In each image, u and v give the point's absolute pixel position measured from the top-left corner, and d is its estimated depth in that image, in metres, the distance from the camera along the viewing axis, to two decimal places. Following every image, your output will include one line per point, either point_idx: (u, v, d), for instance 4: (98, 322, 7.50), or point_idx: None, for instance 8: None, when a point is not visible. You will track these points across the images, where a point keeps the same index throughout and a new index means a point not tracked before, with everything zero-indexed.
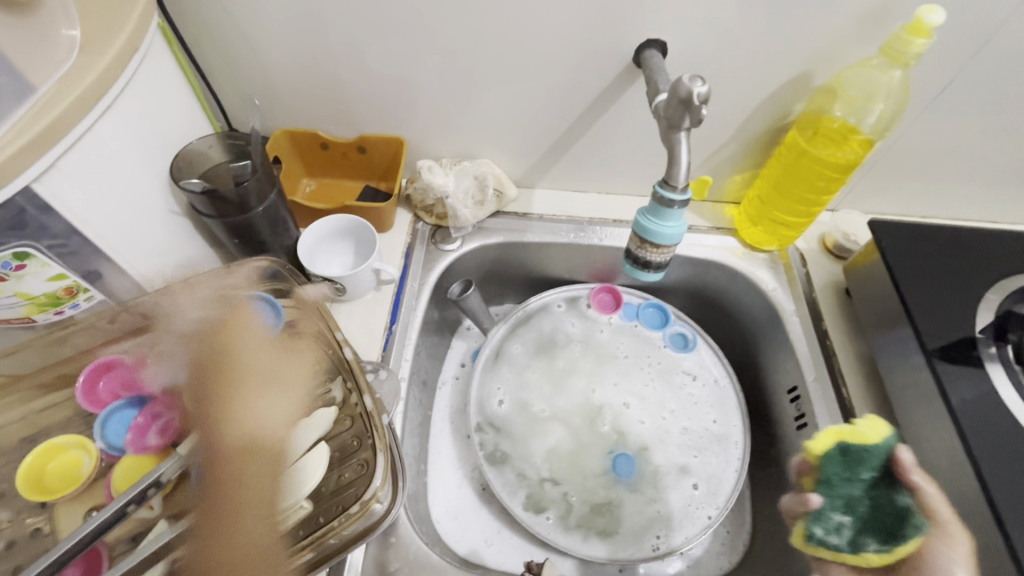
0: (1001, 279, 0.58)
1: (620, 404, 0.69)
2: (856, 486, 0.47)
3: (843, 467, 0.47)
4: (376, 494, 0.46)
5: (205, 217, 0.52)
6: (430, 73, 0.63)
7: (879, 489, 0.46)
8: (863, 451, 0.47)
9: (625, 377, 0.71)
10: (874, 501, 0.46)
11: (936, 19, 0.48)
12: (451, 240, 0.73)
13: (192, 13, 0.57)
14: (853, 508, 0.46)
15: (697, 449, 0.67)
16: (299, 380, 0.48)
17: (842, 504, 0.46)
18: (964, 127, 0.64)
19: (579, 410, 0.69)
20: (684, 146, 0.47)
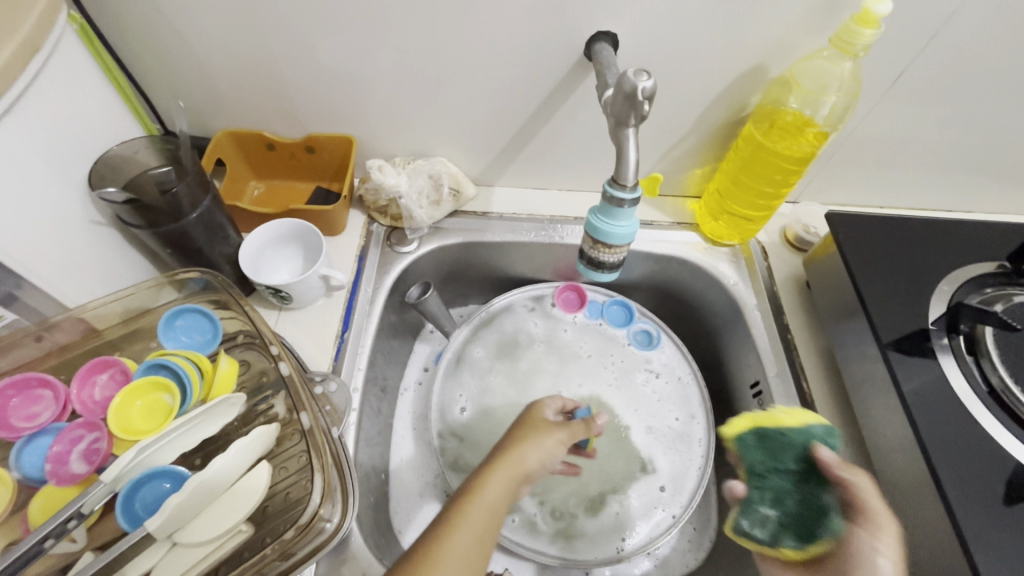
0: (954, 269, 0.59)
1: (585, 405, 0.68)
2: (784, 479, 0.47)
3: (763, 456, 0.49)
4: (319, 513, 0.43)
5: (131, 228, 0.49)
6: (376, 68, 0.61)
7: (807, 483, 0.47)
8: (782, 439, 0.48)
9: (590, 377, 0.70)
10: (803, 497, 0.46)
11: (883, 8, 0.48)
12: (407, 242, 0.70)
13: (115, 7, 0.54)
14: (780, 501, 0.47)
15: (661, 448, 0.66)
16: (238, 396, 0.46)
17: (771, 497, 0.47)
18: (917, 117, 0.64)
19: None
20: (632, 142, 0.46)
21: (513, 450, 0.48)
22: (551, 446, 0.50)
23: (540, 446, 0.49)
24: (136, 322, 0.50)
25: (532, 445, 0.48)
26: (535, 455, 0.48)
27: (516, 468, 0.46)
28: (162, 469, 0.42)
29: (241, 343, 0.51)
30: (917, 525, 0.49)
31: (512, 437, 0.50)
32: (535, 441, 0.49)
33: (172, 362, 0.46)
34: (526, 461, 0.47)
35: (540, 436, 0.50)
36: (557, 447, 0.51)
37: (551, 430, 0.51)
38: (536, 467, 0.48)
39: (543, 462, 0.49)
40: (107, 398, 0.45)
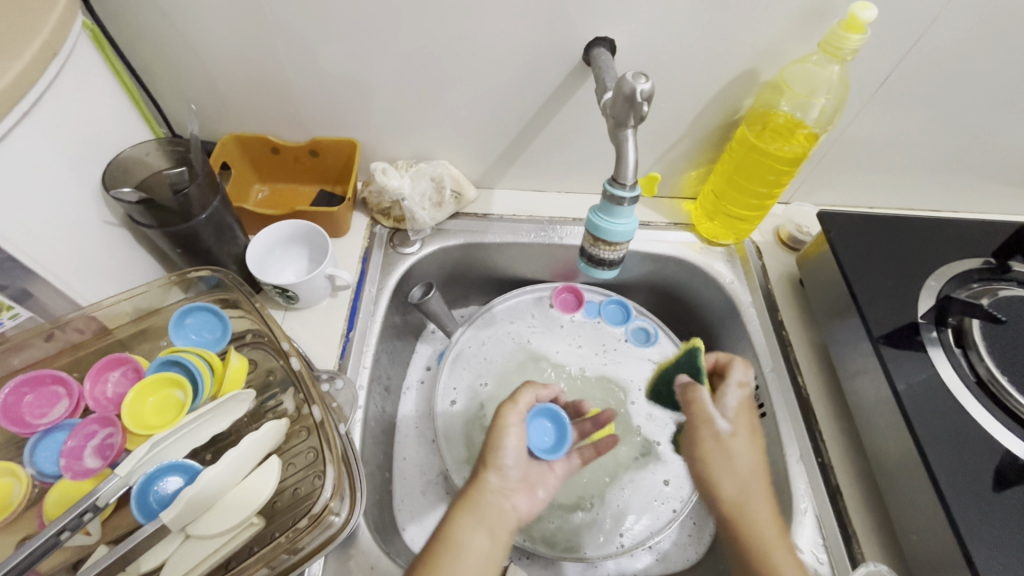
0: (941, 266, 0.61)
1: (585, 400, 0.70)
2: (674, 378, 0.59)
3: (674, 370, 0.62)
4: (328, 506, 0.44)
5: (142, 227, 0.50)
6: (380, 72, 0.62)
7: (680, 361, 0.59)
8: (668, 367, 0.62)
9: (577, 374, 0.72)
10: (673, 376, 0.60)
11: (869, 14, 0.50)
12: (409, 243, 0.72)
13: (124, 14, 0.55)
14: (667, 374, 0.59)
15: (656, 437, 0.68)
16: (248, 392, 0.47)
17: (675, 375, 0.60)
18: (903, 119, 0.66)
19: None
20: (631, 143, 0.47)
21: (479, 478, 0.52)
22: (509, 440, 0.53)
23: (495, 460, 0.53)
24: (145, 321, 0.50)
25: (488, 466, 0.52)
26: (497, 477, 0.52)
27: (484, 494, 0.51)
28: (175, 462, 0.43)
29: (250, 341, 0.52)
30: (911, 511, 0.50)
31: (479, 454, 0.54)
32: (498, 448, 0.53)
33: (183, 359, 0.47)
34: (489, 483, 0.52)
35: (497, 441, 0.53)
36: (514, 434, 0.54)
37: (507, 424, 0.54)
38: (503, 483, 0.52)
39: (506, 471, 0.53)
40: (119, 395, 0.46)
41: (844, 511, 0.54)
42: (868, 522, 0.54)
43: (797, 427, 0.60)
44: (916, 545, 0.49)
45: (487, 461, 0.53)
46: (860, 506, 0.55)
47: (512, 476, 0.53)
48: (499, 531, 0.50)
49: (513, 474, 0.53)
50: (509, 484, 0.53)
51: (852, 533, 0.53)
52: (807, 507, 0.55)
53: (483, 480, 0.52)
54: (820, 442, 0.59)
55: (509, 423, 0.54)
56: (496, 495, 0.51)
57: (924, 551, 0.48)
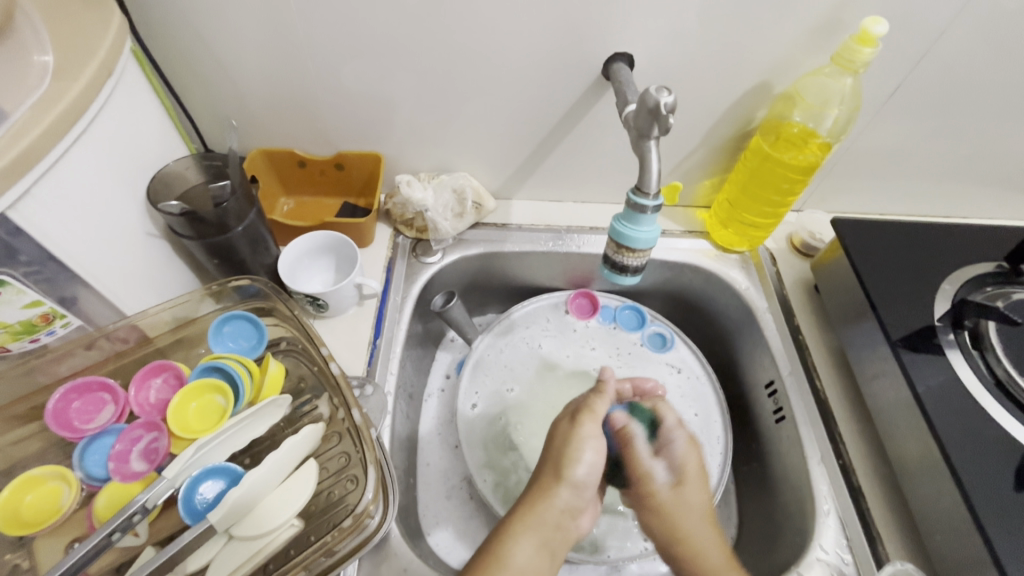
0: (955, 270, 0.62)
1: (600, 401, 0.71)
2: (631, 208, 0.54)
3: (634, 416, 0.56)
4: (368, 508, 0.45)
5: (182, 239, 0.52)
6: (405, 89, 0.64)
7: None
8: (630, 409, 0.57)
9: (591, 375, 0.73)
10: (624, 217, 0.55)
11: (880, 29, 0.52)
12: (431, 253, 0.73)
13: (164, 35, 0.58)
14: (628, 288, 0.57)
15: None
16: (285, 398, 0.48)
17: None
18: (913, 127, 0.68)
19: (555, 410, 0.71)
20: (654, 154, 0.49)
21: (550, 492, 0.48)
22: (586, 453, 0.50)
23: (568, 474, 0.49)
24: (184, 329, 0.52)
25: (561, 480, 0.49)
26: (569, 492, 0.49)
27: (548, 512, 0.48)
28: (218, 466, 0.44)
29: (285, 348, 0.54)
30: (933, 511, 0.51)
31: (544, 470, 0.50)
32: (571, 462, 0.49)
33: (223, 365, 0.48)
34: (557, 503, 0.48)
35: (572, 453, 0.50)
36: (592, 448, 0.50)
37: (584, 436, 0.50)
38: (571, 500, 0.49)
39: (579, 486, 0.49)
40: (162, 400, 0.47)
41: (866, 511, 0.55)
42: (891, 523, 0.55)
43: (817, 429, 0.61)
44: (941, 544, 0.50)
45: (554, 471, 0.49)
46: (882, 507, 0.55)
47: (585, 490, 0.50)
48: (556, 550, 0.48)
49: (585, 490, 0.50)
50: (577, 502, 0.50)
51: (875, 534, 0.54)
52: (829, 509, 0.56)
53: (554, 496, 0.48)
54: (839, 444, 0.60)
55: (586, 437, 0.50)
56: (560, 514, 0.48)
57: (948, 550, 0.49)
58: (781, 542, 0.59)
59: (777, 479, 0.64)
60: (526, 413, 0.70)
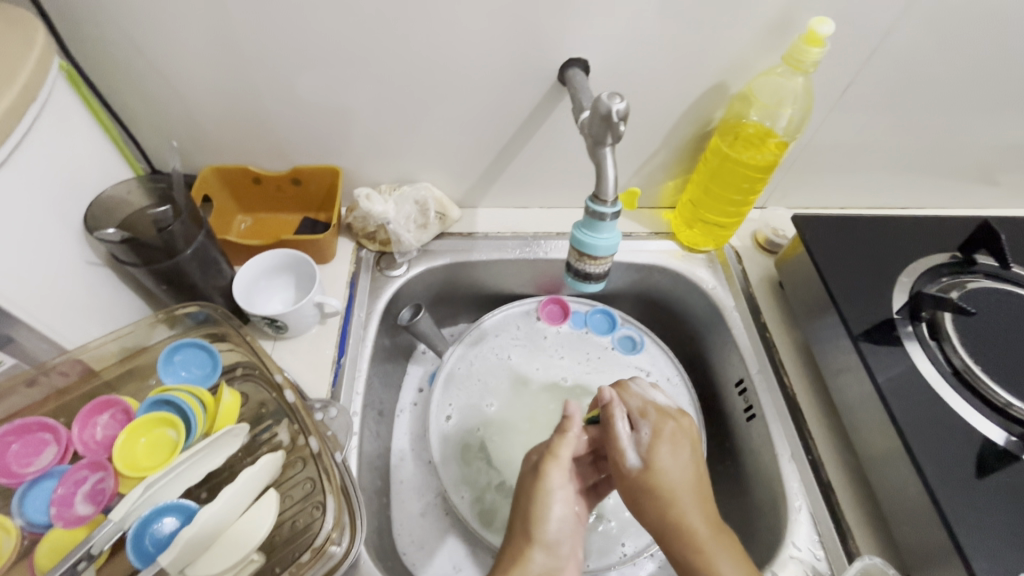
0: (912, 262, 0.63)
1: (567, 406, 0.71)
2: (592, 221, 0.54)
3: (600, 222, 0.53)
4: (330, 537, 0.45)
5: (126, 265, 0.50)
6: (359, 100, 0.63)
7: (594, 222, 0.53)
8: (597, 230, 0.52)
9: (559, 384, 0.72)
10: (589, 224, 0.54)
11: (827, 28, 0.52)
12: (396, 266, 0.72)
13: (101, 52, 0.55)
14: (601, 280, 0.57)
15: None
16: (242, 426, 0.46)
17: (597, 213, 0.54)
18: (866, 122, 0.69)
19: (526, 418, 0.70)
20: (610, 160, 0.49)
21: (524, 555, 0.49)
22: (552, 509, 0.52)
23: (536, 535, 0.50)
24: (133, 360, 0.50)
25: (533, 541, 0.50)
26: (545, 554, 0.49)
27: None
28: (172, 503, 0.42)
29: (240, 375, 0.52)
30: (900, 502, 0.52)
31: (519, 530, 0.51)
32: (540, 515, 0.51)
33: (174, 397, 0.46)
34: (535, 562, 0.49)
35: (540, 509, 0.51)
36: (556, 502, 0.52)
37: (551, 488, 0.52)
38: (551, 561, 0.49)
39: (555, 546, 0.50)
40: (110, 437, 0.45)
41: (836, 506, 0.56)
42: (860, 516, 0.55)
43: (786, 426, 0.61)
44: (907, 534, 0.51)
45: (525, 538, 0.50)
46: (851, 501, 0.56)
47: (560, 547, 0.50)
48: None
49: (560, 546, 0.51)
50: (558, 561, 0.50)
51: (846, 528, 0.54)
52: (801, 505, 0.56)
53: (529, 560, 0.49)
54: (808, 439, 0.60)
55: (550, 489, 0.52)
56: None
57: (915, 540, 0.50)
58: (756, 541, 0.60)
59: (749, 477, 0.64)
60: (501, 432, 0.69)
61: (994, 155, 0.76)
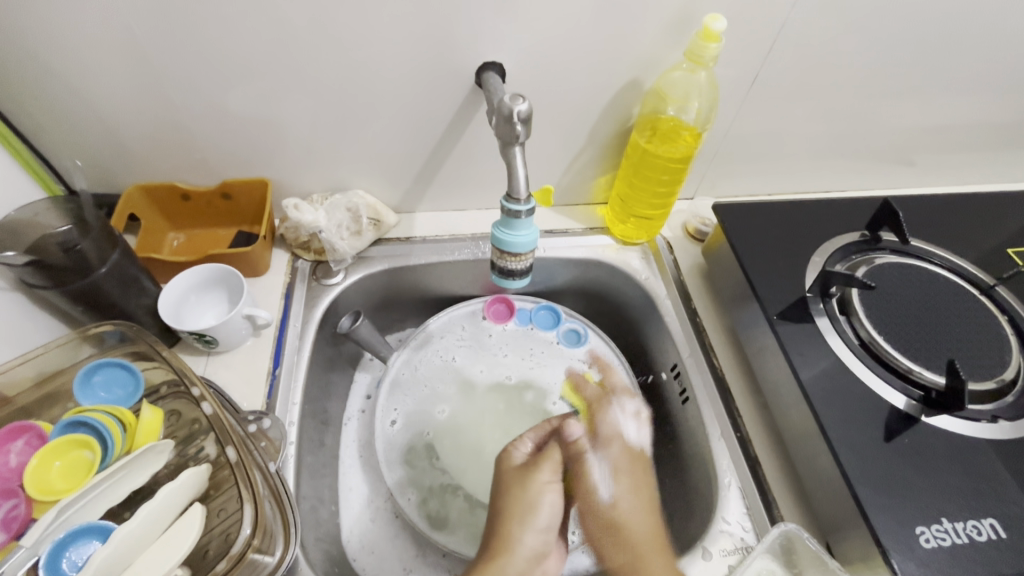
0: (823, 243, 0.67)
1: (511, 401, 0.72)
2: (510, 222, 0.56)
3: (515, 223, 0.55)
4: (249, 544, 0.43)
5: (37, 289, 0.50)
6: (281, 110, 0.63)
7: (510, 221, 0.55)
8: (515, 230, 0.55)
9: (502, 383, 0.73)
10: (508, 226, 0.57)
11: (719, 25, 0.55)
12: (333, 274, 0.72)
13: (3, 75, 0.55)
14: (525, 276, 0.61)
15: None
16: (165, 443, 0.46)
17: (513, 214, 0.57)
18: (777, 112, 0.73)
19: (473, 417, 0.71)
20: (520, 160, 0.51)
21: (508, 540, 0.51)
22: (544, 497, 0.54)
23: (531, 521, 0.52)
24: (50, 384, 0.49)
25: (526, 525, 0.52)
26: (532, 535, 0.52)
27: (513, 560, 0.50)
28: (88, 526, 0.41)
29: (166, 393, 0.51)
30: (816, 471, 0.54)
31: (505, 513, 0.53)
32: (533, 502, 0.53)
33: (90, 419, 0.46)
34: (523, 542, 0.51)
35: (532, 498, 0.53)
36: (551, 492, 0.54)
37: (547, 480, 0.54)
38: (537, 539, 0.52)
39: (544, 531, 0.53)
40: (23, 463, 0.44)
41: (763, 479, 0.58)
42: (786, 487, 0.57)
43: (716, 406, 0.63)
44: (823, 500, 0.54)
45: (515, 521, 0.52)
46: (778, 474, 0.58)
47: (545, 527, 0.53)
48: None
49: (548, 525, 0.53)
50: (543, 539, 0.53)
51: (772, 498, 0.57)
52: (730, 481, 0.58)
53: (517, 541, 0.51)
54: (737, 418, 0.62)
55: (543, 481, 0.54)
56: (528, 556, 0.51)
57: (829, 505, 0.53)
58: (693, 519, 0.61)
59: (688, 458, 0.66)
60: (450, 439, 0.69)
61: (902, 138, 0.81)
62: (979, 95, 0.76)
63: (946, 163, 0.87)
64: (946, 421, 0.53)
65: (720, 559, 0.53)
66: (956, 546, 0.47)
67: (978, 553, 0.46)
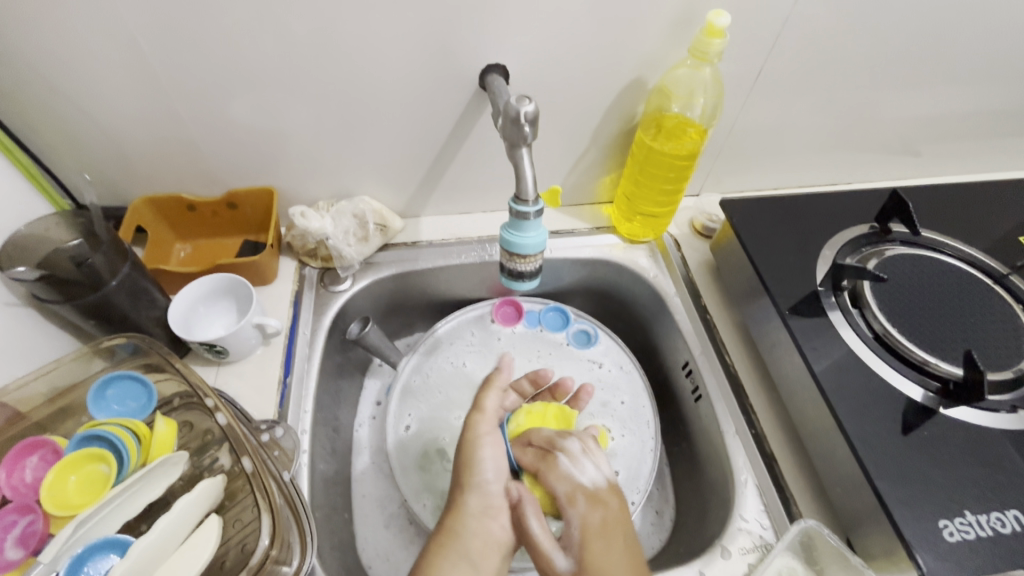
0: (833, 236, 0.66)
1: None
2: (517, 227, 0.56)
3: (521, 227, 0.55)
4: (267, 554, 0.43)
5: (48, 303, 0.50)
6: (289, 118, 0.63)
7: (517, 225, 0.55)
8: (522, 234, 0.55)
9: None
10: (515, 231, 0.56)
11: (723, 20, 0.55)
12: (340, 281, 0.72)
13: (10, 92, 0.55)
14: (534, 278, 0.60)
15: (621, 429, 0.68)
16: (180, 454, 0.46)
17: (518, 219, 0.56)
18: (783, 106, 0.72)
19: None
20: (527, 161, 0.51)
21: (458, 506, 0.53)
22: (484, 452, 0.56)
23: (471, 478, 0.54)
24: (63, 399, 0.49)
25: (467, 487, 0.54)
26: (476, 496, 0.53)
27: (460, 522, 0.51)
28: (107, 540, 0.41)
29: (179, 405, 0.51)
30: (833, 467, 0.54)
31: (458, 476, 0.55)
32: (474, 465, 0.55)
33: (105, 433, 0.46)
34: (470, 506, 0.52)
35: (471, 458, 0.55)
36: (488, 447, 0.56)
37: (483, 441, 0.56)
38: (485, 502, 0.53)
39: (487, 487, 0.54)
40: (39, 479, 0.44)
41: (779, 475, 0.57)
42: (803, 483, 0.57)
43: (730, 403, 0.63)
44: (841, 496, 0.53)
45: (465, 489, 0.54)
46: (794, 470, 0.58)
47: (493, 493, 0.54)
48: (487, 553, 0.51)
49: (494, 491, 0.54)
50: (492, 503, 0.53)
51: (789, 495, 0.56)
52: (746, 479, 0.57)
53: (461, 505, 0.53)
54: (751, 415, 0.62)
55: (481, 433, 0.57)
56: (478, 519, 0.52)
57: (848, 501, 0.52)
58: (709, 517, 0.61)
59: (701, 456, 0.66)
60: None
61: (908, 129, 0.81)
62: (986, 83, 0.75)
63: (952, 152, 0.87)
64: (963, 412, 0.52)
65: (740, 558, 0.52)
66: (979, 539, 0.46)
67: (1002, 547, 0.46)
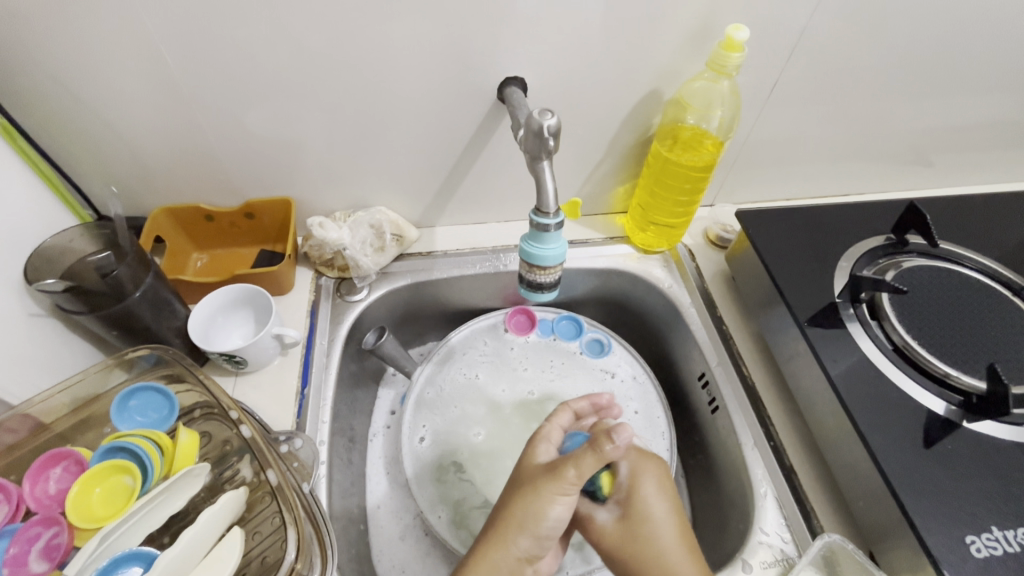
0: (849, 247, 0.66)
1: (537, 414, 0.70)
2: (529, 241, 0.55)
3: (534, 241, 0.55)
4: (294, 568, 0.43)
5: (72, 314, 0.51)
6: (309, 129, 0.64)
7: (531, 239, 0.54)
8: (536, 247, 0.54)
9: (526, 398, 0.72)
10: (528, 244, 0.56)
11: (743, 34, 0.56)
12: (356, 290, 0.72)
13: (35, 105, 0.56)
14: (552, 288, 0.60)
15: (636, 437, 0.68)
16: (203, 466, 0.46)
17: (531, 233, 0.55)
18: (798, 117, 0.73)
19: (499, 431, 0.69)
20: (548, 173, 0.51)
21: (506, 541, 0.48)
22: (554, 507, 0.48)
23: (532, 527, 0.48)
24: (87, 411, 0.49)
25: (524, 530, 0.48)
26: (528, 541, 0.48)
27: (505, 559, 0.48)
28: (131, 553, 0.40)
29: (200, 416, 0.51)
30: (856, 480, 0.54)
31: (512, 511, 0.49)
32: (540, 515, 0.48)
33: (128, 444, 0.46)
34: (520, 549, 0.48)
35: (541, 509, 0.48)
36: (560, 503, 0.48)
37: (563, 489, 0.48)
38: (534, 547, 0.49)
39: (544, 537, 0.49)
40: (63, 490, 0.44)
41: (799, 488, 0.57)
42: (823, 497, 0.56)
43: (747, 414, 0.63)
44: (864, 509, 0.53)
45: (519, 529, 0.48)
46: (814, 483, 0.57)
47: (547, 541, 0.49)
48: None
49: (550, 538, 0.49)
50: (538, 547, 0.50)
51: (810, 509, 0.56)
52: (766, 491, 0.57)
53: (511, 545, 0.48)
54: (769, 426, 0.61)
55: (560, 490, 0.48)
56: (521, 562, 0.49)
57: (871, 515, 0.52)
58: (729, 530, 0.60)
59: (718, 466, 0.65)
60: (481, 460, 0.67)
61: (921, 139, 0.81)
62: (1001, 92, 0.75)
63: (964, 163, 0.87)
64: (987, 426, 0.52)
65: (762, 572, 0.52)
66: (1008, 554, 0.46)
67: None
